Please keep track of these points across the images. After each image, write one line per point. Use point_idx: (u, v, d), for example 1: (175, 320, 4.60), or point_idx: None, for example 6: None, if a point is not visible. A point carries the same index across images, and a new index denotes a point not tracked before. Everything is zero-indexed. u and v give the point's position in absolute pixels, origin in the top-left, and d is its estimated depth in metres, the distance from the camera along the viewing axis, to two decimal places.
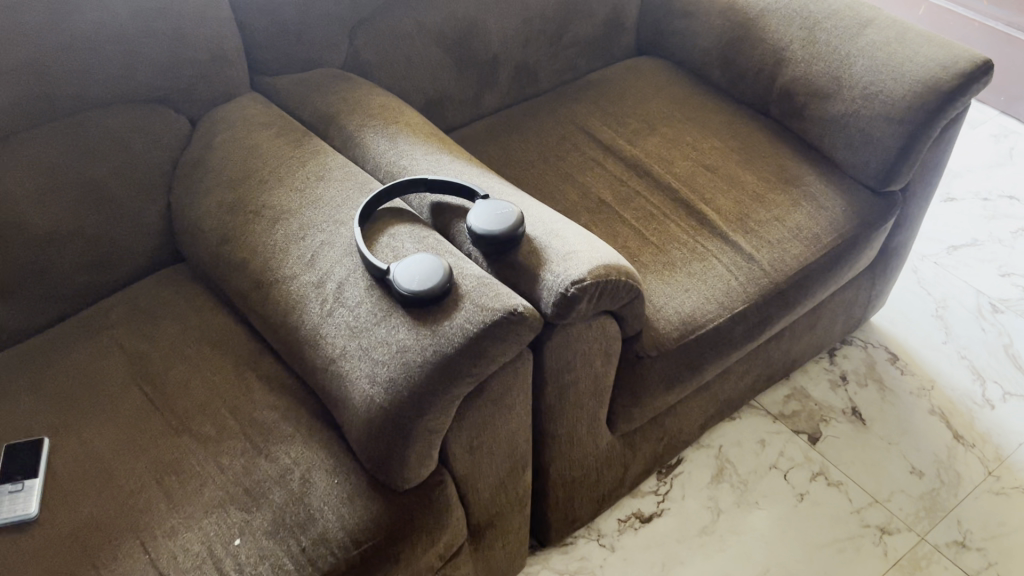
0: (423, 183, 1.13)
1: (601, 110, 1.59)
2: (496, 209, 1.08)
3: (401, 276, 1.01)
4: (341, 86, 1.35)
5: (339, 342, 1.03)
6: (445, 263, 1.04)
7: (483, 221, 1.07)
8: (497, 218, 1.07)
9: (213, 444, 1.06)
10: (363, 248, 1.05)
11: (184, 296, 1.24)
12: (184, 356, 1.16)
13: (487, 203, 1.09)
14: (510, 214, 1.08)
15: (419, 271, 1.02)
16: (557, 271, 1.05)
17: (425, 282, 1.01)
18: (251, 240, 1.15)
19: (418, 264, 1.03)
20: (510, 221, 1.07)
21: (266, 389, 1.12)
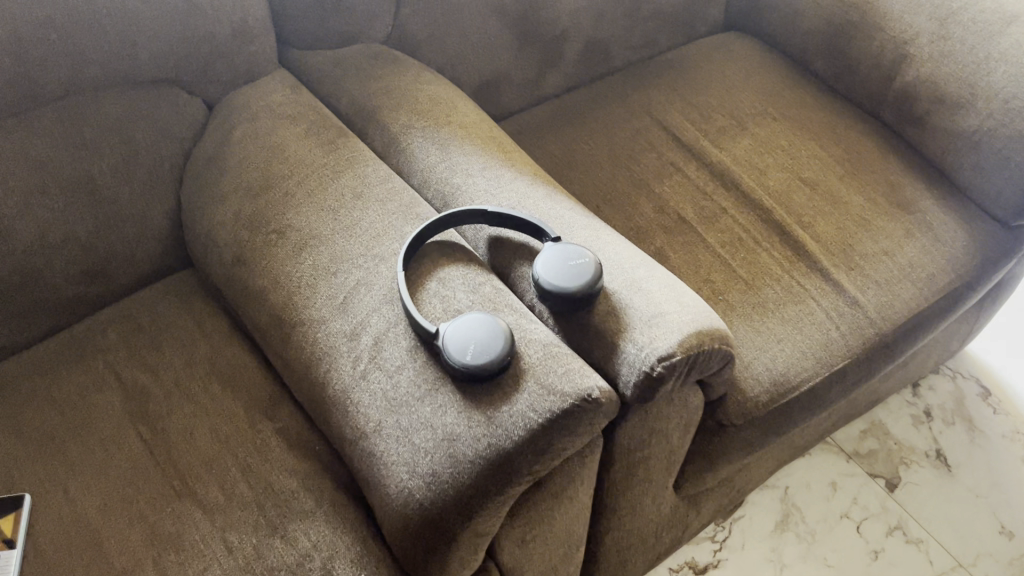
0: (483, 215, 0.93)
1: (682, 101, 1.38)
2: (570, 259, 0.89)
3: (453, 343, 0.83)
4: (384, 71, 1.15)
5: (374, 416, 0.85)
6: (504, 325, 0.86)
7: (554, 274, 0.88)
8: (571, 273, 0.88)
9: (222, 515, 0.90)
10: (408, 300, 0.86)
11: (193, 318, 1.07)
12: (190, 396, 1.00)
13: (558, 248, 0.90)
14: (586, 266, 0.88)
15: (476, 337, 0.83)
16: (641, 343, 0.86)
17: (482, 354, 0.82)
18: (272, 267, 0.97)
19: (474, 328, 0.84)
20: (587, 277, 0.88)
21: (284, 448, 0.95)
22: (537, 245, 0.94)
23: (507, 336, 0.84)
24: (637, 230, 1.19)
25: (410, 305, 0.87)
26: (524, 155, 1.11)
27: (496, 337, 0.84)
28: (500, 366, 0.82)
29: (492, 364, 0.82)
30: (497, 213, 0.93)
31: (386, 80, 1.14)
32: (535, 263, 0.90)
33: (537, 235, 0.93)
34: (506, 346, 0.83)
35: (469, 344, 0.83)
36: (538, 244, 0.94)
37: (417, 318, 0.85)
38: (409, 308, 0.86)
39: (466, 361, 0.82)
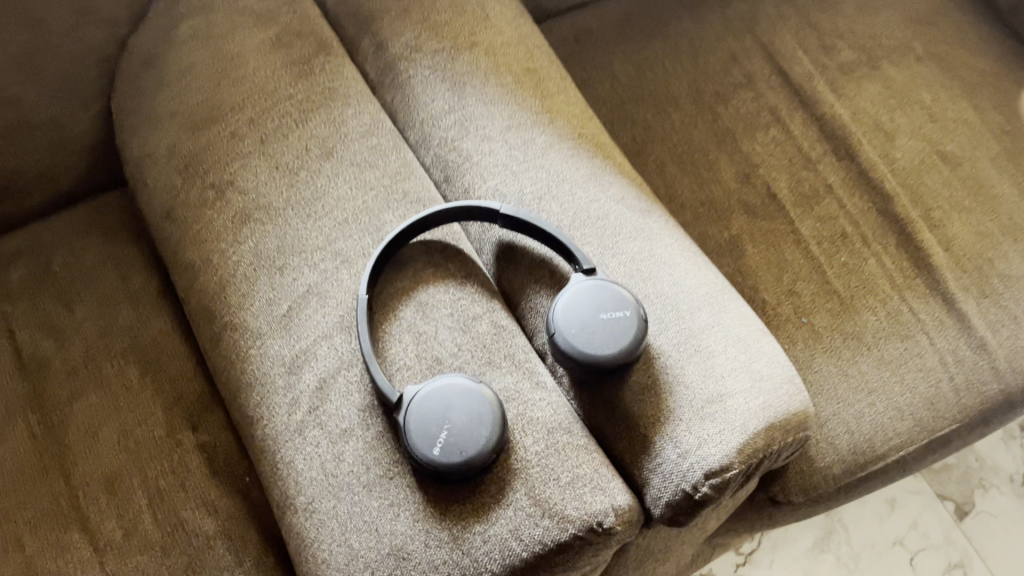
0: (493, 215, 0.66)
1: (800, 17, 1.03)
2: (603, 309, 0.62)
3: (417, 420, 0.59)
4: None
5: (306, 489, 0.63)
6: (494, 394, 0.61)
7: (576, 331, 0.62)
8: (601, 332, 0.61)
9: (116, 558, 0.71)
10: (366, 343, 0.61)
11: (116, 266, 0.83)
12: (99, 378, 0.78)
13: (590, 288, 0.63)
14: (624, 323, 0.62)
15: (451, 417, 0.59)
16: (686, 445, 0.61)
17: (453, 445, 0.58)
18: (204, 238, 0.71)
19: (450, 401, 0.60)
20: (622, 342, 0.61)
21: (206, 473, 0.74)
22: (564, 267, 0.67)
23: (495, 419, 0.59)
24: (709, 206, 0.90)
25: (371, 346, 0.62)
26: (573, 90, 0.81)
27: (478, 420, 0.59)
28: (477, 465, 0.58)
29: (465, 462, 0.58)
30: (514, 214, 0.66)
31: None
32: (554, 302, 0.63)
33: (565, 256, 0.66)
34: (490, 435, 0.59)
35: (437, 426, 0.59)
36: (566, 266, 0.67)
37: (375, 370, 0.61)
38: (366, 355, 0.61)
39: (431, 453, 0.58)
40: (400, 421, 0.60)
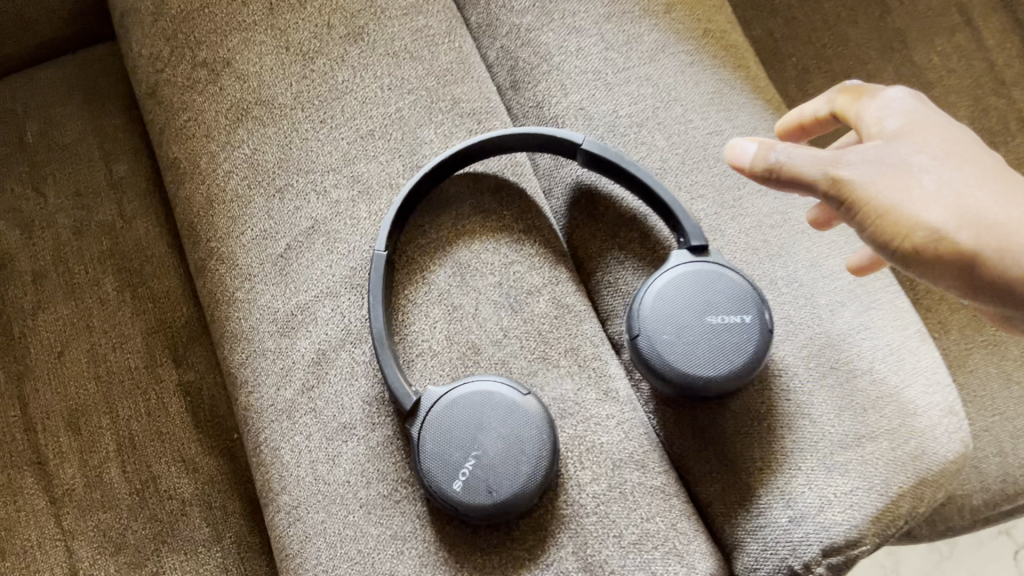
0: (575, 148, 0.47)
1: None
2: (713, 309, 0.44)
3: (437, 438, 0.43)
4: None
5: (293, 488, 0.48)
6: (540, 406, 0.44)
7: (670, 335, 0.44)
8: (704, 342, 0.44)
9: (75, 513, 0.59)
10: (374, 316, 0.45)
11: (102, 146, 0.67)
12: (71, 286, 0.64)
13: (698, 276, 0.45)
14: (740, 333, 0.44)
15: (481, 440, 0.43)
16: (805, 508, 0.44)
17: (481, 480, 0.43)
18: (189, 134, 0.54)
19: (483, 416, 0.44)
20: (734, 359, 0.43)
21: (187, 419, 0.61)
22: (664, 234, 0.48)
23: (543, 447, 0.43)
24: None
25: (386, 320, 0.46)
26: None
27: (518, 447, 0.43)
28: (510, 510, 0.43)
29: (495, 505, 0.42)
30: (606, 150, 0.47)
31: None
32: (642, 287, 0.46)
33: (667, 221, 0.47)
34: (533, 471, 0.43)
35: (462, 450, 0.43)
36: (666, 232, 0.48)
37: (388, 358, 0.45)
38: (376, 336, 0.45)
39: (450, 486, 0.42)
40: (414, 435, 0.44)
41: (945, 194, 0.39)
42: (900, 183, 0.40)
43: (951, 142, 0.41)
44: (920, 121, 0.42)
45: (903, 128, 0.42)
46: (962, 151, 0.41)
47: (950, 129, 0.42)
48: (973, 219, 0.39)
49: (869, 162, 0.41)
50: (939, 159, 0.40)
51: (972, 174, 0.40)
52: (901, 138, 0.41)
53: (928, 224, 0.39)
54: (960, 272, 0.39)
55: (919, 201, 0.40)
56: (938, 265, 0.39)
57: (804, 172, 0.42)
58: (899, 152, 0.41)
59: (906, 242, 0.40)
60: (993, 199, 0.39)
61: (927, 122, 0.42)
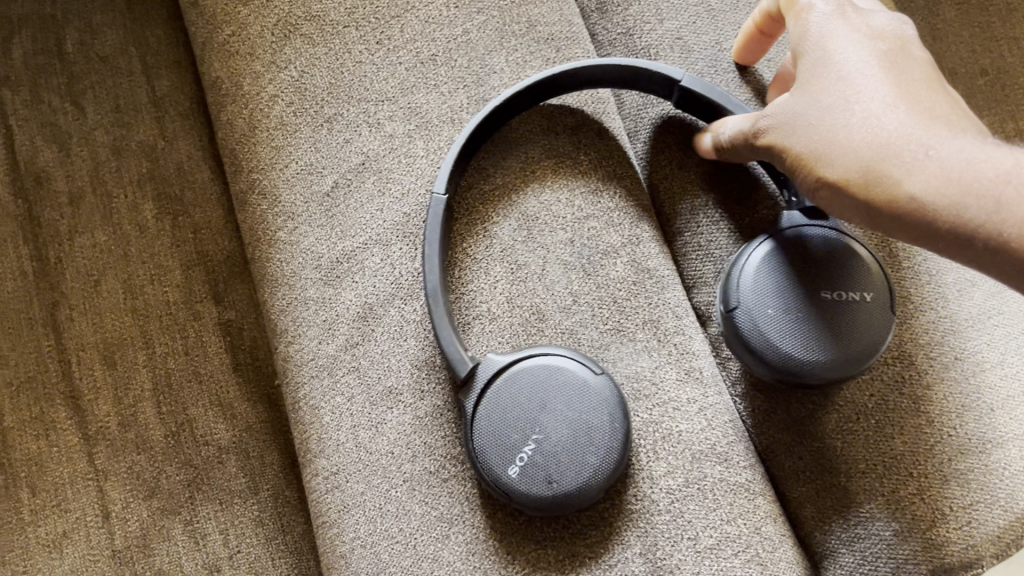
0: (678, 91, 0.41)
1: None
2: (829, 283, 0.38)
3: (494, 414, 0.38)
4: None
5: (332, 452, 0.43)
6: (612, 389, 0.38)
7: (775, 309, 0.38)
8: (818, 321, 0.37)
9: (108, 453, 0.55)
10: (432, 267, 0.40)
11: (145, 58, 0.63)
12: (108, 210, 0.59)
13: (813, 245, 0.39)
14: (856, 317, 0.37)
15: (542, 421, 0.38)
16: (912, 522, 0.38)
17: (540, 467, 0.37)
18: (228, 50, 0.48)
19: (547, 395, 0.38)
20: (849, 345, 0.37)
21: (226, 362, 0.57)
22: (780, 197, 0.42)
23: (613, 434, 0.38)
24: (995, 77, 0.59)
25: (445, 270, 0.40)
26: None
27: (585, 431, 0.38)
28: (573, 502, 0.37)
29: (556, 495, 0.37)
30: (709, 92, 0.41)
31: None
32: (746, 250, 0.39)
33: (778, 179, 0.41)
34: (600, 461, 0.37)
35: (521, 430, 0.38)
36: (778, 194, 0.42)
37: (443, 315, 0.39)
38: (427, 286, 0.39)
39: (505, 470, 0.37)
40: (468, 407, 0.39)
41: (844, 140, 0.36)
42: (805, 136, 0.37)
43: (869, 70, 0.37)
44: (838, 49, 0.38)
45: (819, 61, 0.38)
46: (871, 82, 0.36)
47: (869, 52, 0.37)
48: (868, 167, 0.35)
49: (782, 115, 0.38)
50: (846, 97, 0.36)
51: (880, 110, 0.36)
52: (817, 73, 0.38)
53: (826, 178, 0.36)
54: (867, 224, 0.36)
55: (819, 152, 0.37)
56: (848, 217, 0.37)
57: (735, 140, 0.40)
58: (804, 99, 0.37)
59: (816, 195, 0.37)
60: (891, 141, 0.35)
61: (843, 48, 0.37)
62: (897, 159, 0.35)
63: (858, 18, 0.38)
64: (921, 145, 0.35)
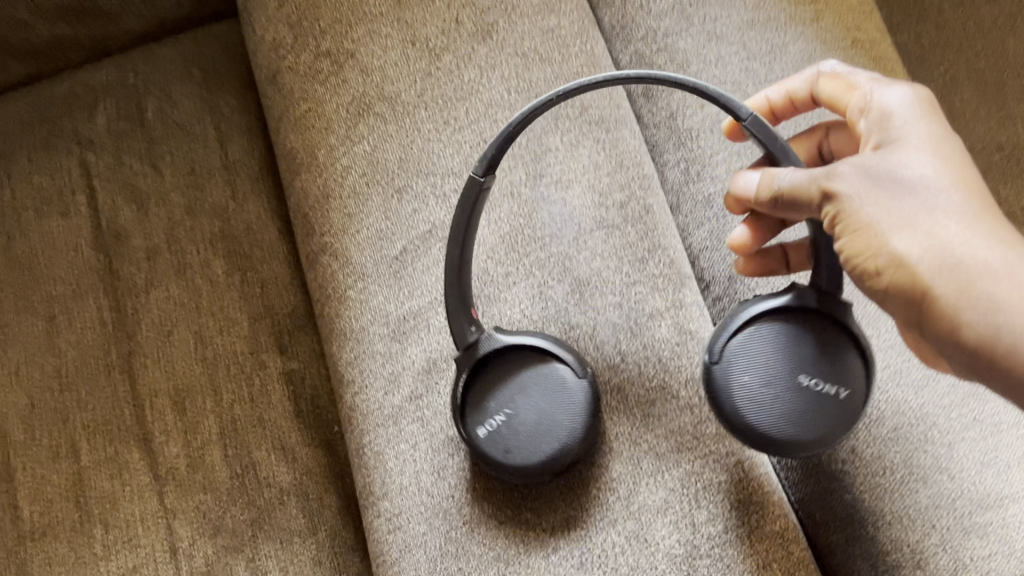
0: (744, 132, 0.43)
1: None
2: (811, 370, 0.41)
3: (481, 393, 0.43)
4: None
5: (395, 495, 0.46)
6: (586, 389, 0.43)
7: (751, 379, 0.42)
8: (791, 400, 0.41)
9: (176, 492, 0.59)
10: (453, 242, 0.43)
11: (218, 126, 0.68)
12: (180, 265, 0.64)
13: (804, 333, 0.42)
14: (826, 405, 0.41)
15: (516, 401, 0.43)
16: (937, 573, 0.41)
17: (508, 441, 0.42)
18: (305, 122, 0.53)
19: (532, 388, 0.43)
20: (814, 426, 0.41)
21: (288, 409, 0.61)
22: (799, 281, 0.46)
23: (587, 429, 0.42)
24: (1010, 152, 0.63)
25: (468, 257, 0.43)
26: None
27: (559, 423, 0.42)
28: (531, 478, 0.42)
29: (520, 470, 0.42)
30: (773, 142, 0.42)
31: None
32: (739, 320, 0.43)
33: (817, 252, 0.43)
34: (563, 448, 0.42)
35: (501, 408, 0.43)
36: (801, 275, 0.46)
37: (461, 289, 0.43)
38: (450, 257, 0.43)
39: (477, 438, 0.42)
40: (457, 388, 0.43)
41: (922, 224, 0.38)
42: (883, 206, 0.39)
43: (953, 169, 0.39)
44: (927, 140, 0.40)
45: (904, 146, 0.40)
46: (954, 178, 0.39)
47: (950, 150, 0.40)
48: (944, 257, 0.38)
49: (863, 177, 0.40)
50: (928, 181, 0.39)
51: (961, 209, 0.38)
52: (903, 154, 0.40)
53: (895, 250, 0.38)
54: (915, 305, 0.39)
55: (895, 225, 0.39)
56: (896, 294, 0.39)
57: (798, 189, 0.41)
58: (889, 173, 0.40)
59: (872, 262, 0.39)
60: (971, 242, 0.38)
61: (928, 142, 0.40)
62: (974, 257, 0.37)
63: (941, 118, 0.41)
64: (997, 251, 0.37)
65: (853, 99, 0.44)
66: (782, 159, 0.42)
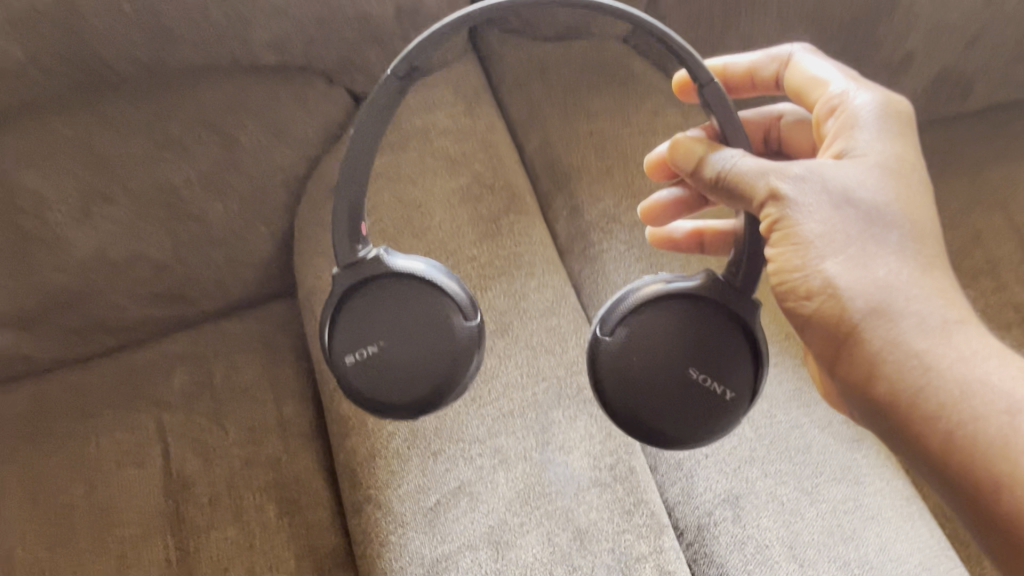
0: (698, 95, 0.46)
1: None
2: (706, 366, 0.47)
3: (360, 317, 0.48)
4: (602, 106, 0.79)
5: None
6: (461, 338, 0.48)
7: (637, 359, 0.47)
8: (672, 393, 0.47)
9: None
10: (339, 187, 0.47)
11: (275, 390, 0.82)
12: (238, 510, 0.75)
13: (702, 324, 0.47)
14: (707, 399, 0.47)
15: (392, 340, 0.48)
16: None
17: (368, 372, 0.48)
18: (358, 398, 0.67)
19: (413, 322, 0.48)
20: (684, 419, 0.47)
21: None
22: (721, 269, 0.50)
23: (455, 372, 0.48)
24: None
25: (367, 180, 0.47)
26: None
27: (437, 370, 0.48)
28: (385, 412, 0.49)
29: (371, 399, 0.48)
30: (726, 113, 0.46)
31: (598, 122, 0.78)
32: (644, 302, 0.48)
33: (748, 251, 0.47)
34: (428, 393, 0.48)
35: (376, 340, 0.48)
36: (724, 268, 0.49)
37: (349, 218, 0.47)
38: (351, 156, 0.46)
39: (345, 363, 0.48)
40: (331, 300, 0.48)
41: (863, 260, 0.45)
42: (829, 228, 0.46)
43: (895, 211, 0.47)
44: (876, 179, 0.48)
45: (863, 165, 0.48)
46: (895, 220, 0.46)
47: (896, 182, 0.48)
48: (881, 303, 0.45)
49: (812, 194, 0.46)
50: (878, 208, 0.47)
51: (897, 254, 0.46)
52: (855, 182, 0.47)
53: (837, 277, 0.45)
54: (891, 387, 0.44)
55: (836, 249, 0.46)
56: (822, 318, 0.46)
57: (743, 177, 0.47)
58: (840, 199, 0.47)
59: (806, 284, 0.46)
60: (905, 290, 0.45)
61: (886, 168, 0.49)
62: (907, 304, 0.45)
63: (893, 160, 0.49)
64: (928, 304, 0.45)
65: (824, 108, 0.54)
66: (733, 142, 0.48)
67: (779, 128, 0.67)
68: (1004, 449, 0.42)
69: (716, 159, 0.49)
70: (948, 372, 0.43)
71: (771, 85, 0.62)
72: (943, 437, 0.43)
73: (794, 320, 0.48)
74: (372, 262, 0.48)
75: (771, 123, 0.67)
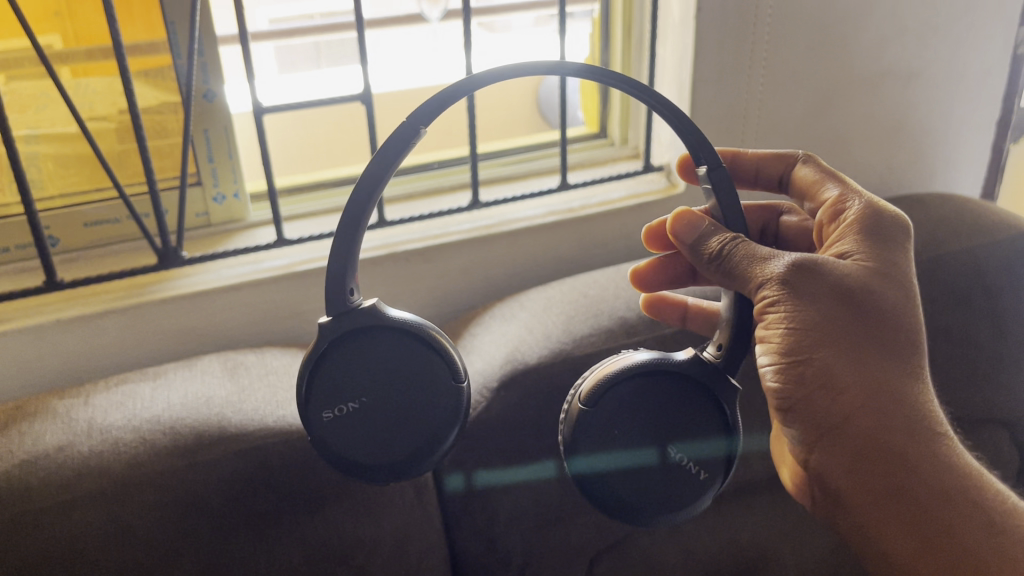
0: (702, 173, 0.62)
1: None
2: (676, 446, 0.62)
3: (337, 372, 0.61)
4: None
5: None
6: (443, 396, 0.63)
7: (620, 430, 0.62)
8: (630, 457, 0.62)
9: None
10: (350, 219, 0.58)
11: None
12: None
13: (675, 404, 0.62)
14: (675, 471, 0.63)
15: (371, 394, 0.61)
16: None
17: (349, 422, 0.62)
18: None
19: (400, 382, 0.62)
20: (634, 483, 0.63)
21: None
22: (709, 349, 0.66)
23: (424, 433, 0.63)
24: None
25: (377, 193, 0.58)
26: None
27: (402, 424, 0.62)
28: (351, 465, 0.63)
29: (333, 449, 0.62)
30: (729, 197, 0.62)
31: None
32: (621, 373, 0.62)
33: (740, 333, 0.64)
34: (407, 451, 0.63)
35: (355, 398, 0.61)
36: (714, 347, 0.65)
37: (343, 277, 0.59)
38: (367, 176, 0.57)
39: (319, 415, 0.61)
40: (316, 350, 0.60)
41: (854, 356, 0.65)
42: (829, 326, 0.64)
43: (881, 312, 0.65)
44: (870, 281, 0.65)
45: (860, 267, 0.66)
46: (883, 323, 0.65)
47: (882, 282, 0.66)
48: (871, 398, 0.65)
49: (817, 293, 0.64)
50: (868, 307, 0.65)
51: (880, 355, 0.65)
52: (852, 282, 0.65)
53: (840, 374, 0.65)
54: (893, 473, 0.65)
55: (835, 342, 0.65)
56: (823, 394, 0.66)
57: (754, 263, 0.63)
58: (840, 298, 0.64)
59: (806, 365, 0.66)
60: (890, 391, 0.65)
61: (877, 271, 0.66)
62: (890, 401, 0.65)
63: (885, 263, 0.67)
64: (904, 403, 0.65)
65: (834, 198, 0.72)
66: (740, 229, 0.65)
67: (778, 223, 0.87)
68: (971, 536, 0.65)
69: (729, 240, 0.64)
70: (931, 469, 0.65)
71: (773, 180, 0.79)
72: (919, 518, 0.66)
73: (787, 385, 0.68)
74: (369, 313, 0.60)
75: (772, 218, 0.87)
